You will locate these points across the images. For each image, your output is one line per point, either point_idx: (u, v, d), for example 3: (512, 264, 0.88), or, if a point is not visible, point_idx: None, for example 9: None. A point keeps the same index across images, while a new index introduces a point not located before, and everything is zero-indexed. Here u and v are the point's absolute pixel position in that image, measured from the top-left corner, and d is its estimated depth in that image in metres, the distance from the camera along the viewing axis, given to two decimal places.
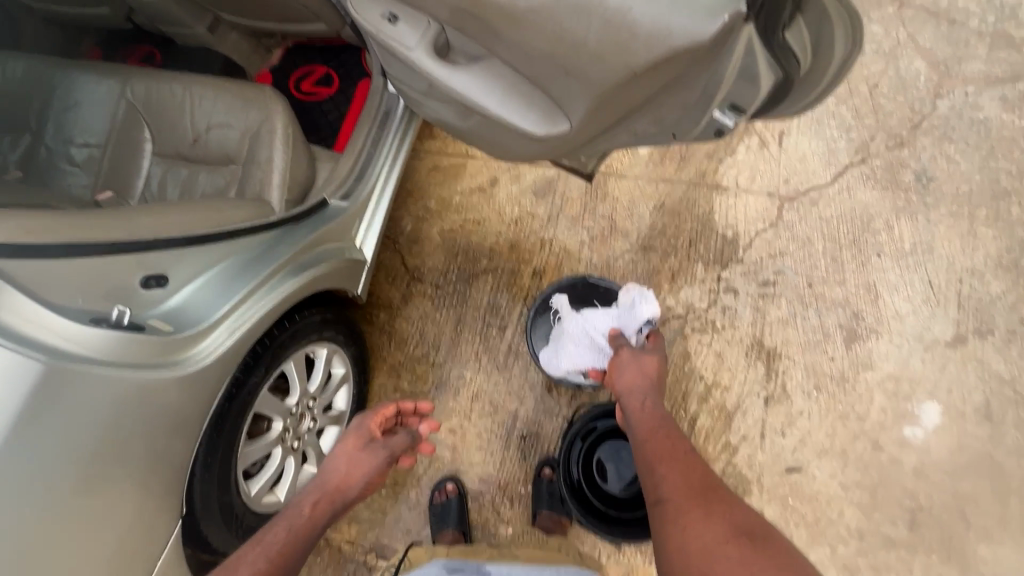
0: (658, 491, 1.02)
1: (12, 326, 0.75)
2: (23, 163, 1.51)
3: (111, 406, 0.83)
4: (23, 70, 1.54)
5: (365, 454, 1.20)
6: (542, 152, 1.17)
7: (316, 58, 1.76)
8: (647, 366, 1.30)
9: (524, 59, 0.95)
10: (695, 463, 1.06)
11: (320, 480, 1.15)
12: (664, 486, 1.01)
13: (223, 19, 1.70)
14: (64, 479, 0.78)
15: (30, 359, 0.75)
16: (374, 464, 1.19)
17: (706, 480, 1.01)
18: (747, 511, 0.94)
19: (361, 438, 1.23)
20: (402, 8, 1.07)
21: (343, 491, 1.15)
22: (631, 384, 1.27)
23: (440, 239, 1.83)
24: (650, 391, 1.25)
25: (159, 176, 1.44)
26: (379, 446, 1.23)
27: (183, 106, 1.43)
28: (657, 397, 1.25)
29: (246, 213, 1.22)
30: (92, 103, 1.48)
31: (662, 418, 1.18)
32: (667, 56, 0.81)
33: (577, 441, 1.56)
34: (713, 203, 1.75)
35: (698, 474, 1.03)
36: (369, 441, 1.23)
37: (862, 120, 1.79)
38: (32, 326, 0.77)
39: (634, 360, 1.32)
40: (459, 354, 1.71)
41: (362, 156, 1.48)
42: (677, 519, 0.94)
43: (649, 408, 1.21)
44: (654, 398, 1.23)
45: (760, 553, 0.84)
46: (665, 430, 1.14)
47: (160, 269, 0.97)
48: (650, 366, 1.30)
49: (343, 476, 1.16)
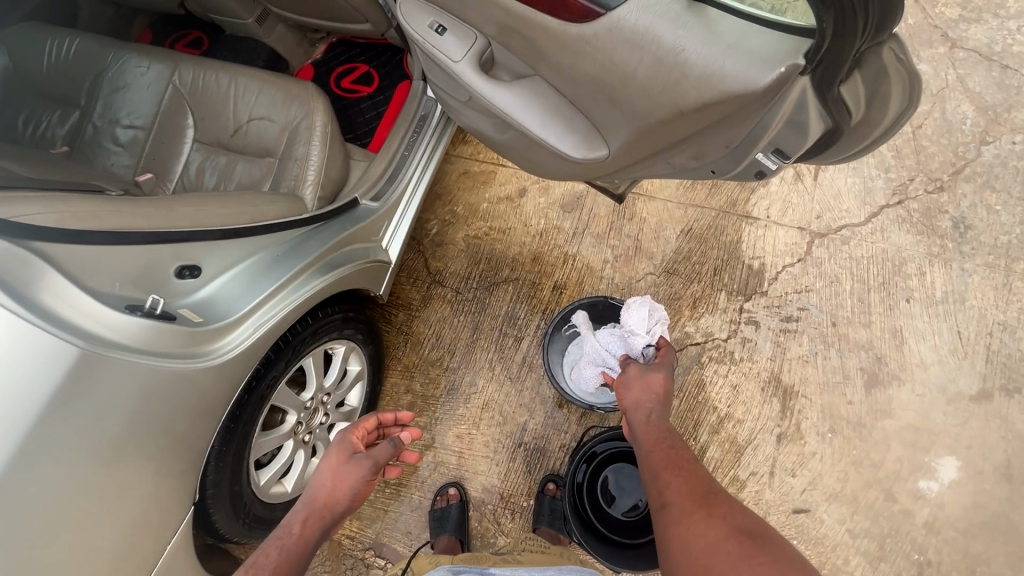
0: (662, 491, 0.98)
1: (53, 309, 0.78)
2: (69, 138, 1.55)
3: (139, 394, 0.85)
4: (77, 47, 1.58)
5: (351, 465, 1.12)
6: (576, 173, 1.17)
7: (359, 57, 1.79)
8: (653, 383, 1.23)
9: (571, 82, 0.98)
10: (693, 465, 1.02)
11: (307, 498, 1.07)
12: (670, 491, 0.96)
13: (272, 12, 1.73)
14: (91, 460, 0.81)
15: (68, 343, 0.77)
16: (362, 475, 1.11)
17: (704, 481, 0.97)
18: (743, 510, 0.89)
19: (345, 451, 1.15)
20: (450, 20, 1.08)
21: (333, 505, 1.06)
22: (640, 399, 1.20)
23: (464, 245, 1.84)
24: (659, 404, 1.19)
25: (198, 162, 1.48)
26: (364, 455, 1.15)
27: (227, 95, 1.46)
28: (666, 411, 1.19)
29: (280, 208, 1.24)
30: (140, 86, 1.51)
31: (668, 431, 1.12)
32: (717, 98, 0.80)
33: (582, 464, 1.55)
34: (741, 232, 1.73)
35: (697, 476, 0.99)
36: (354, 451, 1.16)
37: (903, 160, 1.76)
38: (72, 310, 0.80)
39: (640, 375, 1.25)
40: (473, 361, 1.72)
41: (396, 158, 1.50)
42: (681, 519, 0.89)
43: (655, 422, 1.15)
44: (663, 413, 1.17)
45: (760, 552, 0.77)
46: (668, 440, 1.09)
47: (195, 260, 0.99)
48: (657, 379, 1.23)
49: (330, 490, 1.08)
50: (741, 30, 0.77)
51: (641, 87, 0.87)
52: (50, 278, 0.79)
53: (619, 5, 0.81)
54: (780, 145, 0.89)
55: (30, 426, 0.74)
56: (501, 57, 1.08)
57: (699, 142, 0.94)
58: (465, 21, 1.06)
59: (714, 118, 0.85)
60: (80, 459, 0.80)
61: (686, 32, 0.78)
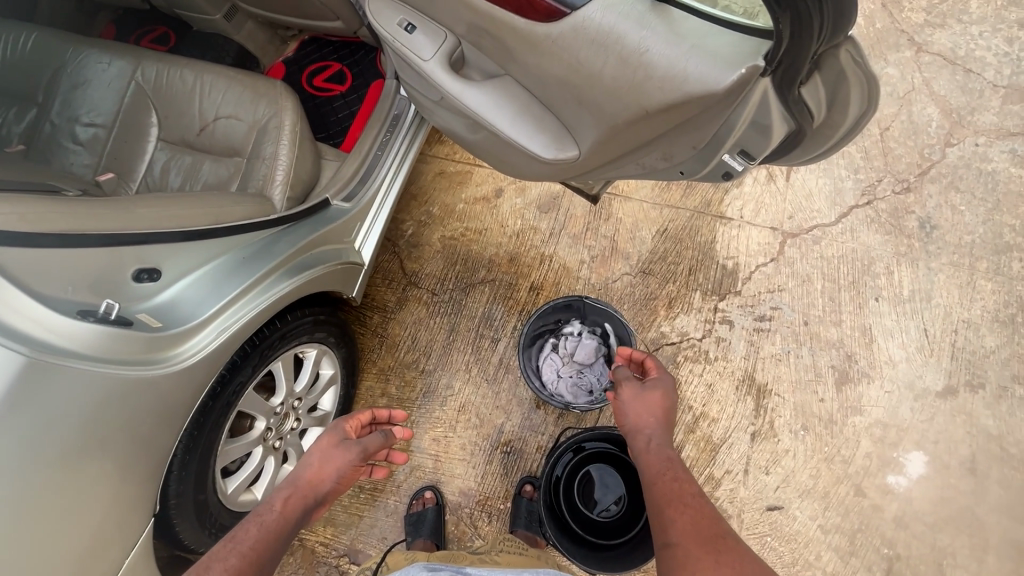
0: (667, 526, 0.92)
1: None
2: (26, 136, 1.49)
3: (94, 401, 0.82)
4: (35, 42, 1.52)
5: (340, 449, 1.11)
6: (548, 174, 1.17)
7: (332, 54, 1.76)
8: (652, 403, 1.18)
9: (539, 82, 0.97)
10: (699, 501, 0.97)
11: (292, 476, 1.06)
12: (675, 530, 0.90)
13: (241, 8, 1.69)
14: (40, 473, 0.77)
15: (12, 351, 0.74)
16: (350, 460, 1.10)
17: (711, 522, 0.91)
18: (755, 561, 0.84)
19: (336, 435, 1.14)
20: (420, 18, 1.06)
21: (317, 486, 1.05)
22: (637, 420, 1.17)
23: (440, 246, 1.82)
24: (657, 425, 1.14)
25: (163, 162, 1.44)
26: (354, 441, 1.14)
27: (193, 93, 1.42)
28: (666, 435, 1.14)
29: (247, 208, 1.21)
30: (102, 83, 1.46)
31: (670, 459, 1.06)
32: (681, 100, 0.81)
33: (567, 453, 1.56)
34: (715, 232, 1.75)
35: (702, 513, 0.93)
36: (344, 436, 1.14)
37: (871, 162, 1.79)
38: (17, 316, 0.76)
39: (634, 393, 1.21)
40: (450, 363, 1.70)
41: (368, 159, 1.48)
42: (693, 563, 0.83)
43: (653, 451, 1.09)
44: (660, 437, 1.12)
45: None
46: (668, 471, 1.03)
47: (154, 263, 0.96)
48: (658, 397, 1.19)
49: (316, 471, 1.06)
50: (703, 30, 0.77)
51: (608, 87, 0.86)
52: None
53: (584, 4, 0.81)
54: (745, 146, 0.90)
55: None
56: (472, 56, 1.07)
57: (668, 143, 0.94)
58: (434, 19, 1.04)
59: (682, 119, 0.85)
60: (28, 471, 0.76)
61: (650, 32, 0.78)
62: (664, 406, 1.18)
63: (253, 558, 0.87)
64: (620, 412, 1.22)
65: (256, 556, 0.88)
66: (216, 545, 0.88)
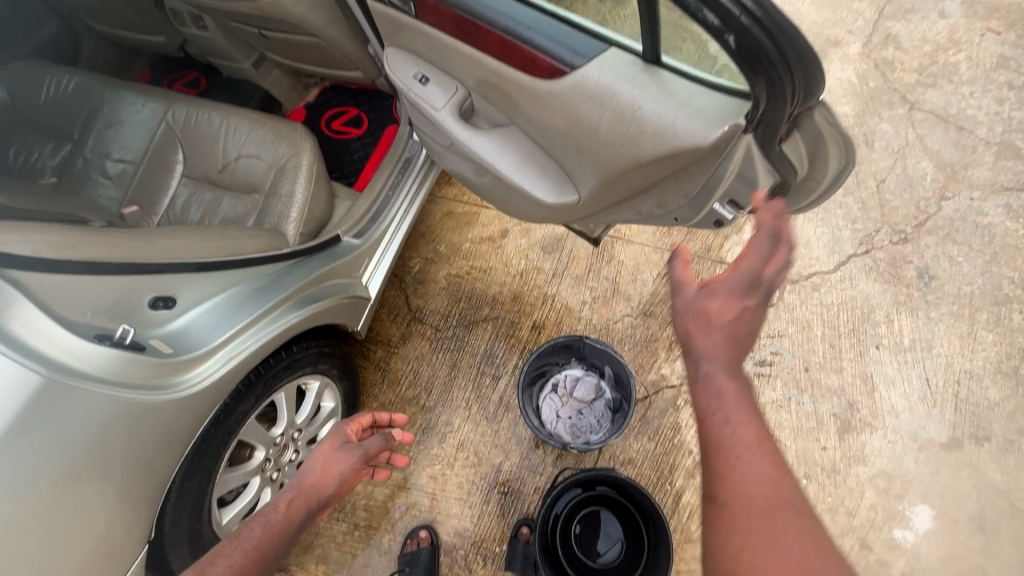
0: (715, 477, 0.73)
1: (21, 336, 0.78)
2: (60, 170, 1.59)
3: (104, 422, 0.84)
4: (75, 83, 1.63)
5: (342, 454, 1.15)
6: (549, 217, 1.22)
7: (350, 100, 1.86)
8: (718, 326, 0.79)
9: (542, 132, 1.04)
10: (770, 453, 0.72)
11: (295, 479, 1.10)
12: (728, 487, 0.71)
13: (269, 58, 1.78)
14: (44, 494, 0.79)
15: (31, 371, 0.77)
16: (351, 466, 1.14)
17: (783, 482, 0.70)
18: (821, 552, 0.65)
19: (339, 438, 1.18)
20: (432, 71, 1.14)
21: (319, 490, 1.09)
22: (688, 333, 0.82)
23: (445, 282, 1.87)
24: (716, 350, 0.78)
25: (185, 197, 1.51)
26: (356, 446, 1.18)
27: (218, 134, 1.51)
28: (735, 372, 0.78)
29: (261, 242, 1.27)
30: (134, 122, 1.56)
31: (736, 424, 0.74)
32: (671, 153, 0.87)
33: (574, 488, 1.54)
34: (715, 277, 1.78)
35: (767, 475, 0.70)
36: (347, 440, 1.19)
37: (868, 212, 1.84)
38: (38, 337, 0.79)
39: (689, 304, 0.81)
40: (450, 399, 1.71)
41: (380, 198, 1.55)
42: (743, 539, 0.67)
43: (703, 383, 0.78)
44: (720, 355, 0.78)
45: None
46: (732, 420, 0.74)
47: (171, 291, 1.00)
48: (719, 308, 0.80)
49: (319, 475, 1.11)
50: (688, 90, 0.83)
51: (604, 138, 0.93)
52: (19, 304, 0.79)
53: (584, 64, 0.88)
54: (735, 197, 0.95)
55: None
56: (480, 107, 1.15)
57: (665, 190, 0.99)
58: (446, 72, 1.12)
59: (676, 168, 0.91)
60: (32, 488, 0.78)
61: (643, 91, 0.85)
62: (730, 325, 0.79)
63: (258, 558, 0.94)
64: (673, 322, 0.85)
65: (261, 556, 0.94)
66: (222, 542, 0.95)
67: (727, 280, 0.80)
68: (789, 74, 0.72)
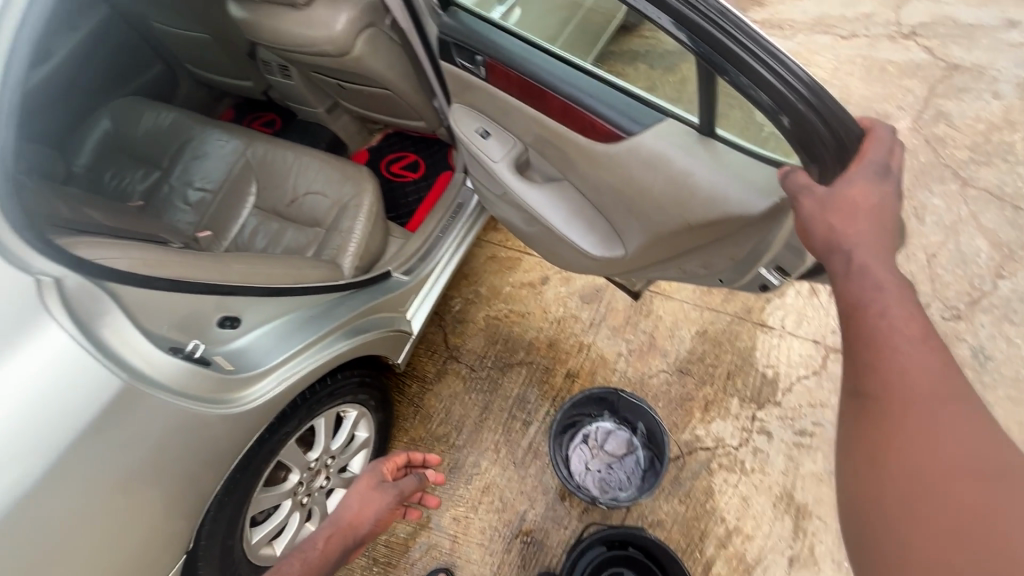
0: (870, 373, 0.69)
1: (109, 341, 0.82)
2: (146, 195, 1.75)
3: (168, 432, 0.89)
4: (170, 119, 1.81)
5: (378, 492, 1.22)
6: (594, 269, 1.28)
7: (410, 147, 1.99)
8: (862, 215, 0.76)
9: (595, 189, 1.10)
10: (935, 347, 0.68)
11: (333, 517, 1.16)
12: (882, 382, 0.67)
13: (341, 105, 1.94)
14: (104, 493, 0.84)
15: (114, 377, 0.80)
16: (386, 504, 1.20)
17: (947, 377, 0.66)
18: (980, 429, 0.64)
19: (374, 477, 1.24)
20: (496, 128, 1.22)
21: (356, 528, 1.14)
22: (831, 230, 0.77)
23: (484, 323, 1.92)
24: (862, 238, 0.75)
25: (253, 226, 1.64)
26: (391, 484, 1.24)
27: (290, 170, 1.64)
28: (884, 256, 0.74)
29: (319, 273, 1.35)
30: (217, 156, 1.71)
31: (891, 317, 0.69)
32: (721, 216, 0.92)
33: (601, 546, 1.50)
34: (755, 339, 1.76)
35: (934, 374, 0.66)
36: (382, 479, 1.25)
37: (917, 285, 1.80)
38: (124, 344, 0.83)
39: (825, 203, 0.78)
40: (479, 441, 1.72)
41: (430, 239, 1.63)
42: (902, 439, 0.65)
43: (858, 274, 0.74)
44: (868, 243, 0.75)
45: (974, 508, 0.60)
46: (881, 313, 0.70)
47: (237, 312, 1.08)
48: (860, 196, 0.76)
49: (356, 513, 1.17)
50: (744, 163, 0.88)
51: (658, 199, 0.98)
52: (114, 314, 0.83)
53: (640, 132, 0.94)
54: (781, 263, 0.97)
55: (62, 451, 0.77)
56: (536, 161, 1.22)
57: (713, 250, 1.03)
58: (507, 129, 1.20)
59: (727, 230, 0.94)
60: (95, 487, 0.82)
61: (696, 159, 0.90)
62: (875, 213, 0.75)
63: None
64: (804, 228, 0.81)
65: None
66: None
67: (863, 171, 0.76)
68: (840, 176, 0.80)
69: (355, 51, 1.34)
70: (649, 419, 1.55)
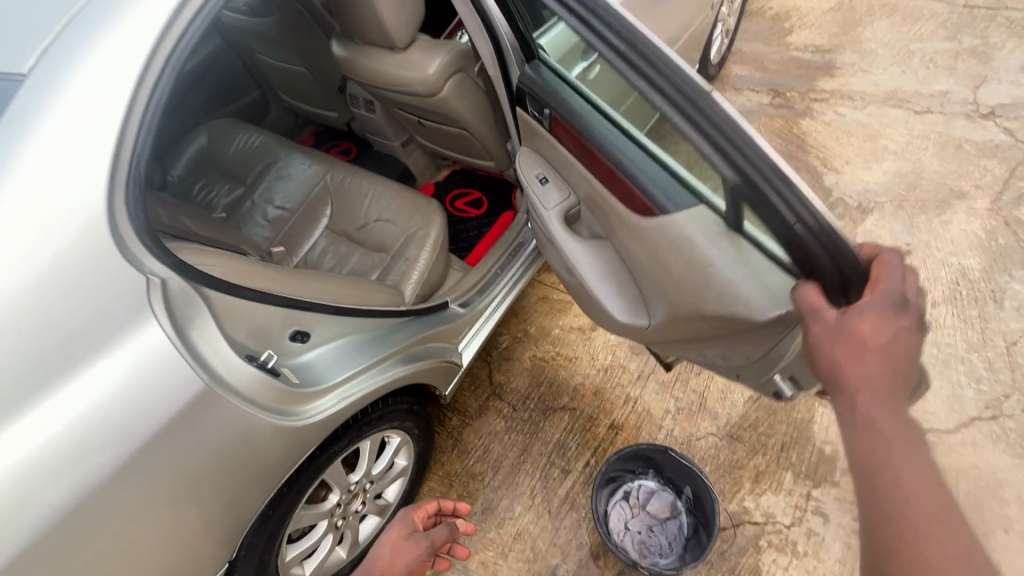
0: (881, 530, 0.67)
1: (196, 341, 0.86)
2: (229, 207, 1.86)
3: (236, 436, 0.91)
4: (260, 140, 1.95)
5: (409, 542, 1.21)
6: (621, 334, 1.29)
7: (476, 184, 2.07)
8: (864, 355, 0.75)
9: (629, 260, 1.14)
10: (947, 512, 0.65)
11: (365, 566, 1.17)
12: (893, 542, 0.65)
13: (416, 140, 2.04)
14: (165, 489, 0.85)
15: (195, 376, 0.84)
16: (417, 554, 1.18)
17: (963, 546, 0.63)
18: None
19: (405, 526, 1.24)
20: (556, 177, 1.26)
21: None
22: (836, 362, 0.77)
23: (530, 364, 1.91)
24: (871, 379, 0.74)
25: (323, 246, 1.71)
26: (422, 534, 1.23)
27: (364, 197, 1.72)
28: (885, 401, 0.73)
29: (383, 297, 1.40)
30: (298, 178, 1.82)
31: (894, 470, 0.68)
32: (733, 313, 0.95)
33: None
34: (814, 412, 1.68)
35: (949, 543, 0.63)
36: (413, 528, 1.24)
37: (996, 374, 1.69)
38: (207, 346, 0.87)
39: (833, 334, 0.78)
40: (515, 485, 1.68)
41: (488, 275, 1.65)
42: None
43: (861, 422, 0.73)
44: (874, 382, 0.73)
45: None
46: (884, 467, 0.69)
47: (307, 327, 1.12)
48: (872, 331, 0.75)
49: (388, 563, 1.17)
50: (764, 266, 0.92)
51: (677, 280, 1.02)
52: (204, 318, 0.87)
53: (673, 212, 0.98)
54: (795, 375, 1.00)
55: (138, 442, 0.79)
56: (586, 216, 1.25)
57: (732, 344, 1.05)
58: (565, 179, 1.24)
59: (739, 327, 0.96)
60: (159, 482, 0.84)
61: (719, 252, 0.94)
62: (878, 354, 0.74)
63: None
64: (812, 352, 0.81)
65: None
66: None
67: (877, 307, 0.75)
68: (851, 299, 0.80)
69: (443, 92, 1.42)
70: (697, 484, 1.46)
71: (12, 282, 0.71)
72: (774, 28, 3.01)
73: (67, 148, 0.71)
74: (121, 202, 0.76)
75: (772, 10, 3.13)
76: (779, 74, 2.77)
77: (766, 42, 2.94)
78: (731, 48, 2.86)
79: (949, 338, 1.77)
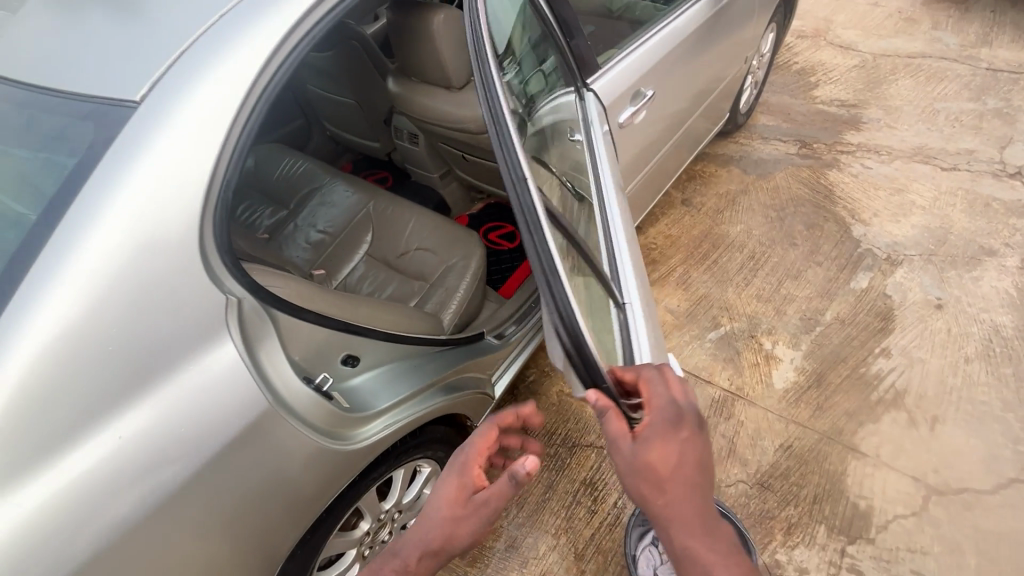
0: None
1: (263, 363, 0.88)
2: (272, 229, 1.91)
3: (296, 460, 0.93)
4: (305, 167, 2.01)
5: (470, 507, 0.92)
6: None
7: (510, 219, 2.11)
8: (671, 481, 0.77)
9: None
10: None
11: (420, 533, 0.93)
12: None
13: (454, 173, 2.10)
14: (222, 510, 0.85)
15: (261, 395, 0.86)
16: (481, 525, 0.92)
17: None
18: None
19: (466, 484, 0.94)
20: None
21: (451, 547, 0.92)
22: (646, 502, 0.77)
23: (556, 399, 1.91)
24: (681, 508, 0.76)
25: (362, 271, 1.74)
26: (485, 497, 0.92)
27: (405, 226, 1.77)
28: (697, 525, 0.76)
29: (424, 324, 1.42)
30: (341, 205, 1.87)
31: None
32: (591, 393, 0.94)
33: None
34: (847, 464, 1.65)
35: None
36: (474, 488, 0.94)
37: None
38: (273, 367, 0.90)
39: (634, 472, 0.78)
40: (541, 523, 1.65)
41: (524, 306, 1.67)
42: None
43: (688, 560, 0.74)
44: (682, 508, 0.76)
45: None
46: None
47: (358, 352, 1.15)
48: (661, 456, 0.78)
49: (446, 534, 0.92)
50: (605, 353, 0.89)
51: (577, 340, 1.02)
52: (271, 341, 0.91)
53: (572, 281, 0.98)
54: None
55: (203, 458, 0.80)
56: None
57: None
58: None
59: None
60: (217, 502, 0.84)
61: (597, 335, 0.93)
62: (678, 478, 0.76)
63: None
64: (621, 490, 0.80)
65: None
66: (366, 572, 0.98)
67: (659, 437, 0.77)
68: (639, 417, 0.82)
69: None
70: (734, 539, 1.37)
71: (103, 297, 0.72)
72: (800, 82, 3.11)
73: (168, 173, 0.76)
74: (211, 229, 0.82)
75: (798, 65, 3.24)
76: (806, 125, 2.84)
77: (792, 95, 3.03)
78: (759, 100, 2.95)
79: (984, 396, 1.75)
